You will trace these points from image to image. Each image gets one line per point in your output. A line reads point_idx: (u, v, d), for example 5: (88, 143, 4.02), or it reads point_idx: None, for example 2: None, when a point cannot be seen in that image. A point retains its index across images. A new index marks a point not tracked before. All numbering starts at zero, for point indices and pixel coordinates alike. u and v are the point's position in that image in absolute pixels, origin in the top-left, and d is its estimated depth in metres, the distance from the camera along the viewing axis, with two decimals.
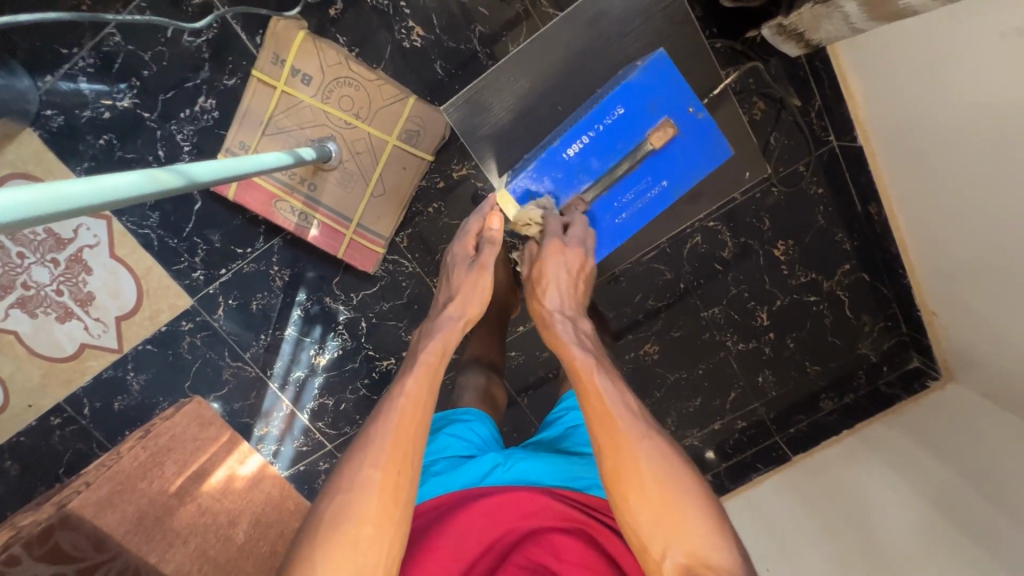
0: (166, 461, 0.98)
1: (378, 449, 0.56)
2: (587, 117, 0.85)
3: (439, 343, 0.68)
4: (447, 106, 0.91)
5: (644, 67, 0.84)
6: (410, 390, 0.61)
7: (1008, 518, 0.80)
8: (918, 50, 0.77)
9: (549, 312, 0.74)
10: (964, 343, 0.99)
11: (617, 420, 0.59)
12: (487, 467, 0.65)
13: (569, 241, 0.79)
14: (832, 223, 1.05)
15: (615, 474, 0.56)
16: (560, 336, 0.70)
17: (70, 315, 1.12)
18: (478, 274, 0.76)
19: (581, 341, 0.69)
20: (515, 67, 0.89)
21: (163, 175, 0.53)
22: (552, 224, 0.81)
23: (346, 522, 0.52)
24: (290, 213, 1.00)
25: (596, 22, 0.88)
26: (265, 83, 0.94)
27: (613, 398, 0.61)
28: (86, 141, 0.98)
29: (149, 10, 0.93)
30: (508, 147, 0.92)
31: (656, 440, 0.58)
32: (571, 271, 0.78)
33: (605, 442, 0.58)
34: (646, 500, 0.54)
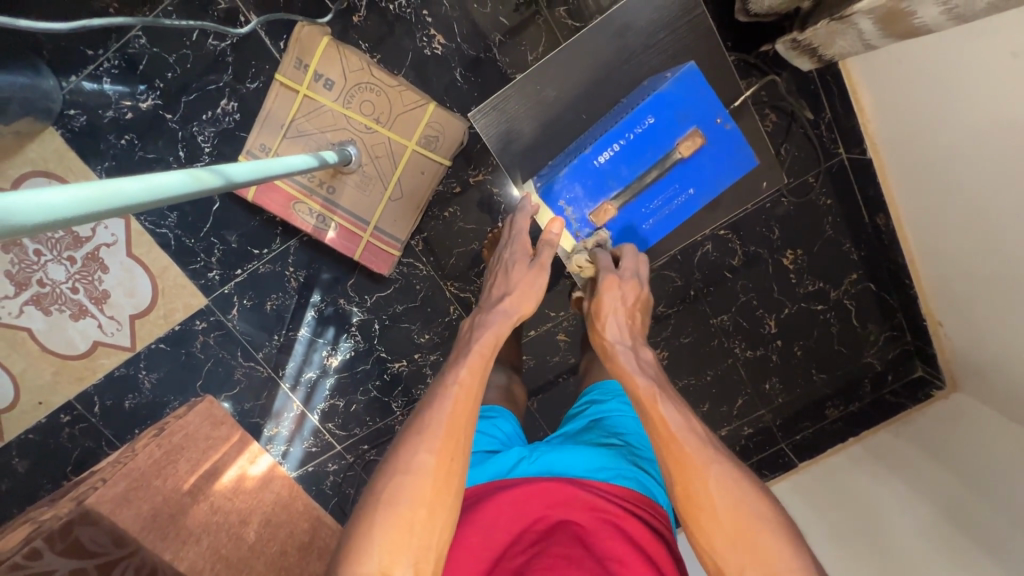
0: (179, 460, 0.99)
1: (433, 434, 0.58)
2: (619, 125, 0.86)
3: (492, 334, 0.71)
4: (474, 112, 0.92)
5: (676, 78, 0.84)
6: (463, 378, 0.63)
7: (1014, 523, 0.82)
8: (931, 66, 0.79)
9: (613, 344, 0.78)
10: (968, 352, 1.01)
11: (681, 445, 0.62)
12: (514, 460, 0.66)
13: (627, 277, 0.83)
14: (839, 233, 1.07)
15: (686, 499, 0.59)
16: (623, 364, 0.74)
17: (84, 313, 1.12)
18: (537, 272, 0.80)
19: (645, 369, 0.73)
20: (535, 76, 0.91)
21: (204, 176, 0.54)
22: (603, 261, 0.85)
23: (402, 502, 0.53)
24: (308, 215, 1.02)
25: (621, 33, 0.90)
26: (288, 86, 0.95)
27: (679, 425, 0.64)
28: (108, 140, 1.00)
29: (175, 13, 0.94)
30: (530, 154, 0.94)
31: (724, 463, 0.60)
32: (628, 302, 0.82)
33: (673, 467, 0.61)
34: (719, 528, 0.56)
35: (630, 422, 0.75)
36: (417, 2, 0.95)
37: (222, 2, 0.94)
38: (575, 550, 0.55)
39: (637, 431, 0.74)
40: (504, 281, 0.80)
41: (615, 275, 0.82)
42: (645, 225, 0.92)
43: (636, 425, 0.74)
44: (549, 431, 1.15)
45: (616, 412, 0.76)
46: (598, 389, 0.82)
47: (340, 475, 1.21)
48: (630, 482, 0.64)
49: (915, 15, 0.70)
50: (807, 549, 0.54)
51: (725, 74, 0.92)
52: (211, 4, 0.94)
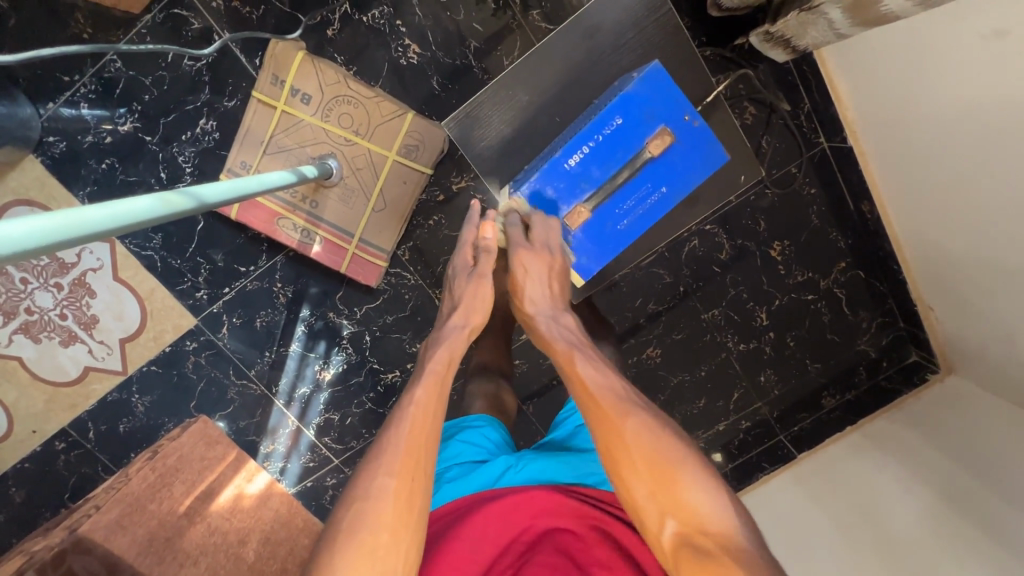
0: (174, 482, 0.99)
1: (390, 457, 0.57)
2: (587, 127, 0.87)
3: (446, 352, 0.70)
4: (447, 120, 0.93)
5: (642, 78, 0.85)
6: (419, 398, 0.63)
7: (1014, 506, 0.81)
8: (904, 52, 0.79)
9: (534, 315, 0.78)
10: (961, 335, 1.01)
11: (601, 400, 0.62)
12: (500, 469, 0.66)
13: (543, 249, 0.82)
14: (826, 222, 1.07)
15: (607, 451, 0.58)
16: (545, 334, 0.75)
17: (74, 339, 1.12)
18: (478, 284, 0.78)
19: (569, 335, 0.73)
20: (508, 81, 0.91)
21: (175, 199, 0.53)
22: (515, 232, 0.84)
23: (362, 529, 0.52)
24: (292, 230, 1.01)
25: (590, 34, 0.90)
26: (265, 103, 0.95)
27: (596, 381, 0.64)
28: (89, 165, 0.99)
29: (149, 36, 0.94)
30: (509, 158, 0.94)
31: (641, 414, 0.60)
32: (547, 274, 0.80)
33: (595, 422, 0.61)
34: (639, 477, 0.56)
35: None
36: (390, 13, 0.95)
37: (196, 22, 0.94)
38: (562, 561, 0.58)
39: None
40: (453, 297, 0.80)
41: (527, 248, 0.81)
42: (621, 225, 0.91)
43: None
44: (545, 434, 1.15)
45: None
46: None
47: (340, 489, 1.21)
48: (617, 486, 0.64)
49: (881, 2, 0.69)
50: (722, 486, 0.55)
51: (700, 70, 0.92)
52: (185, 24, 0.94)
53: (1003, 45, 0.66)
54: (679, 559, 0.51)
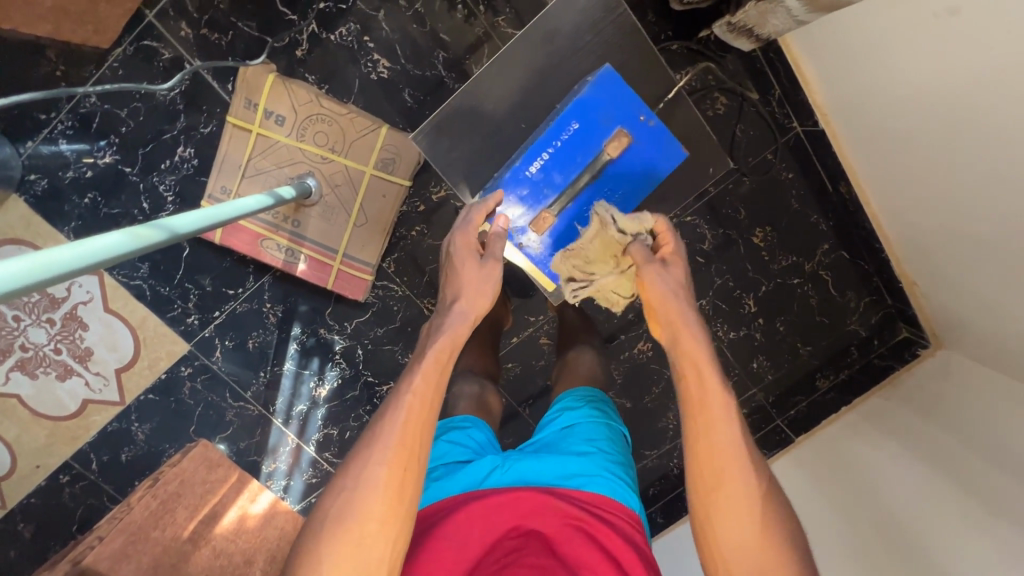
0: (177, 507, 1.01)
1: (382, 448, 0.56)
2: (545, 134, 0.85)
3: (449, 336, 0.65)
4: (416, 134, 0.91)
5: (594, 82, 0.83)
6: (417, 387, 0.59)
7: (1010, 478, 0.81)
8: (863, 35, 0.80)
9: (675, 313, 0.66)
10: (948, 310, 1.01)
11: (724, 438, 0.59)
12: (487, 469, 0.66)
13: (670, 256, 0.73)
14: (806, 206, 1.07)
15: (711, 486, 0.59)
16: (683, 340, 0.65)
17: (70, 373, 1.13)
18: (492, 269, 0.72)
19: (706, 345, 0.64)
20: (473, 90, 0.89)
21: (147, 232, 0.54)
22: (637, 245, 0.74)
23: (350, 518, 0.53)
24: (276, 250, 1.03)
25: (550, 39, 0.87)
26: (240, 127, 0.96)
27: (730, 429, 0.60)
28: (72, 201, 1.00)
29: (121, 69, 0.95)
30: (476, 168, 0.92)
31: (758, 477, 0.59)
32: (678, 285, 0.70)
33: (713, 470, 0.59)
34: (735, 524, 0.58)
35: (602, 427, 0.75)
36: (357, 30, 0.96)
37: (166, 52, 0.95)
38: (545, 560, 0.58)
39: (610, 435, 0.74)
40: (456, 280, 0.72)
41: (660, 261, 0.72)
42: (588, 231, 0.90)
43: (608, 430, 0.74)
44: None
45: (587, 417, 0.76)
46: (570, 396, 0.81)
47: None
48: (602, 487, 0.64)
49: None
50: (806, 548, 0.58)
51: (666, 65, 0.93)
52: (155, 55, 0.95)
53: (954, 23, 0.67)
54: None
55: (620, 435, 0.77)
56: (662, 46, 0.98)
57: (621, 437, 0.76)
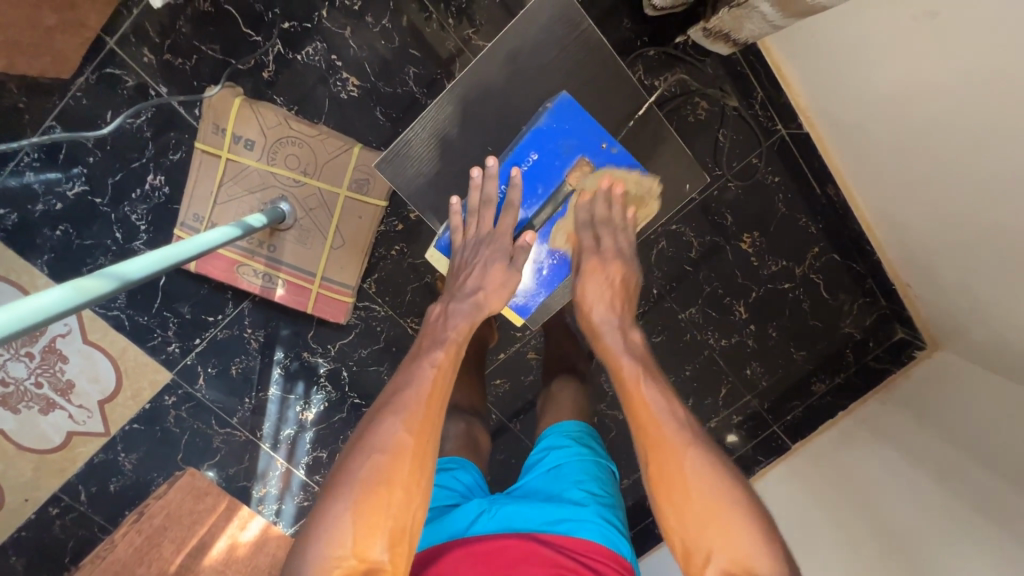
0: (163, 541, 1.02)
1: (411, 412, 0.58)
2: (503, 167, 0.81)
3: (465, 321, 0.71)
4: (378, 162, 0.86)
5: (552, 111, 0.78)
6: (439, 361, 0.64)
7: (1010, 487, 0.78)
8: (842, 38, 0.77)
9: (598, 324, 0.76)
10: (944, 311, 0.98)
11: (659, 426, 0.62)
12: (473, 515, 0.65)
13: (602, 257, 0.80)
14: (794, 209, 1.04)
15: (660, 480, 0.59)
16: (610, 346, 0.73)
17: (53, 406, 1.11)
18: (513, 274, 0.77)
19: (632, 350, 0.71)
20: (434, 116, 0.84)
21: (89, 283, 0.52)
22: (583, 236, 0.82)
23: (381, 480, 0.54)
24: (253, 276, 1.01)
25: (513, 57, 0.82)
26: (209, 153, 0.94)
27: (658, 406, 0.63)
28: (42, 234, 0.98)
29: (85, 98, 0.93)
30: (444, 192, 0.88)
31: (701, 450, 0.60)
32: (615, 285, 0.79)
33: (651, 447, 0.61)
34: (692, 514, 0.57)
35: (590, 467, 0.73)
36: (324, 48, 0.93)
37: (129, 79, 0.93)
38: None
39: (599, 476, 0.72)
40: (479, 273, 0.76)
41: (597, 258, 0.80)
42: (544, 268, 0.87)
43: (595, 468, 0.73)
44: None
45: (576, 456, 0.74)
46: (558, 431, 0.79)
47: None
48: (592, 533, 0.62)
49: None
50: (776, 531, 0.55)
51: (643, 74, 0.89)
52: (119, 82, 0.93)
53: (935, 27, 0.64)
54: None
55: (609, 474, 0.75)
56: (638, 52, 0.96)
57: (610, 476, 0.75)
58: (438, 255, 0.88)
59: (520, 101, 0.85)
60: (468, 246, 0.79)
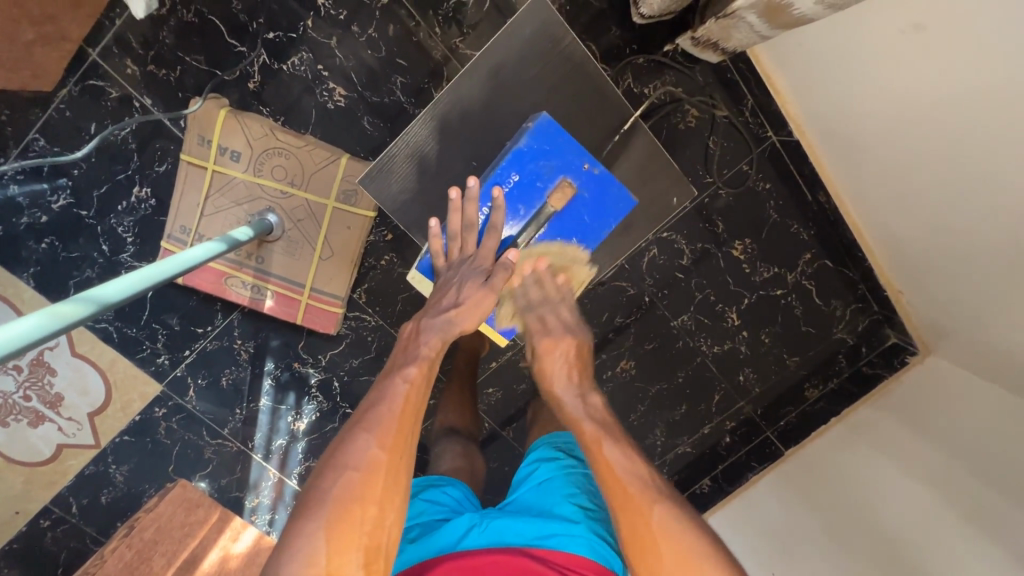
0: (154, 555, 1.01)
1: (384, 430, 0.57)
2: (484, 187, 0.80)
3: (438, 337, 0.69)
4: (362, 178, 0.85)
5: (531, 132, 0.78)
6: (411, 377, 0.62)
7: (1001, 496, 0.78)
8: (830, 49, 0.77)
9: (556, 388, 0.75)
10: (934, 317, 0.98)
11: (630, 490, 0.61)
12: (463, 529, 0.65)
13: (554, 335, 0.79)
14: (786, 216, 1.04)
15: (638, 546, 0.59)
16: (568, 409, 0.71)
17: (42, 419, 1.10)
18: (488, 292, 0.74)
19: (594, 413, 0.70)
20: (418, 132, 0.84)
21: (65, 308, 0.52)
22: (532, 322, 0.81)
23: (352, 499, 0.53)
24: (242, 288, 1.00)
25: (496, 73, 0.82)
26: (195, 164, 0.93)
27: (624, 465, 0.63)
28: (28, 247, 0.97)
29: (69, 110, 0.92)
30: (432, 206, 0.87)
31: (666, 501, 0.60)
32: (570, 358, 0.77)
33: (620, 510, 0.61)
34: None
35: (581, 480, 0.73)
36: (310, 58, 0.92)
37: (113, 91, 0.92)
38: None
39: (590, 489, 0.72)
40: (454, 291, 0.74)
41: (549, 337, 0.79)
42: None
43: (585, 481, 0.73)
44: None
45: (567, 469, 0.74)
46: (548, 443, 0.79)
47: None
48: (583, 548, 0.62)
49: (792, 7, 0.65)
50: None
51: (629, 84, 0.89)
52: (103, 94, 0.92)
53: (921, 39, 0.64)
54: None
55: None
56: (627, 60, 0.95)
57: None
58: (421, 276, 0.85)
59: (506, 113, 0.84)
60: (452, 267, 0.78)
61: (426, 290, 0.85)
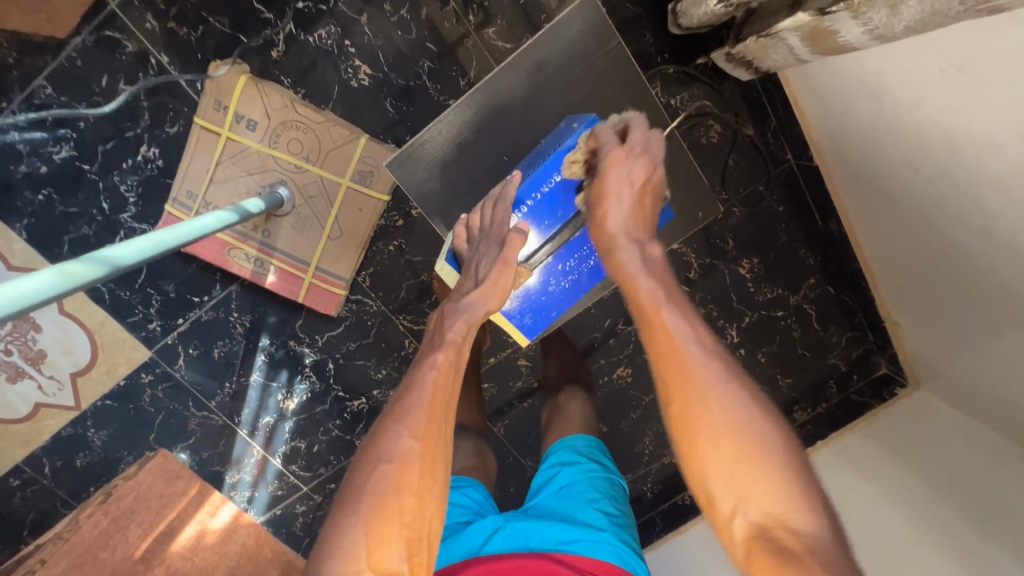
0: (130, 525, 0.98)
1: (415, 420, 0.56)
2: (525, 184, 0.76)
3: (464, 323, 0.67)
4: (389, 162, 0.85)
5: (579, 130, 0.75)
6: (439, 364, 0.62)
7: (975, 528, 0.80)
8: (866, 80, 0.76)
9: (615, 236, 0.67)
10: (927, 352, 0.99)
11: (687, 359, 0.55)
12: (487, 532, 0.67)
13: (630, 149, 0.69)
14: (795, 239, 1.06)
15: (686, 423, 0.54)
16: (625, 265, 0.64)
17: (22, 375, 1.06)
18: (502, 268, 0.70)
19: (649, 269, 0.63)
20: (452, 121, 0.84)
21: (77, 269, 0.50)
22: (609, 135, 0.71)
23: (388, 491, 0.52)
24: (244, 260, 0.98)
25: (532, 70, 0.83)
26: (208, 130, 0.92)
27: (679, 333, 0.57)
28: (24, 197, 0.93)
29: (80, 59, 0.89)
30: (455, 199, 0.87)
31: (728, 381, 0.54)
32: (637, 183, 0.68)
33: (670, 382, 0.55)
34: (720, 459, 0.52)
35: (603, 483, 0.75)
36: (337, 32, 0.90)
37: (129, 44, 0.89)
38: None
39: (610, 493, 0.74)
40: (475, 272, 0.72)
41: (624, 151, 0.69)
42: (554, 291, 0.84)
43: (604, 487, 0.75)
44: (519, 455, 1.14)
45: (588, 473, 0.76)
46: (567, 447, 0.81)
47: (310, 516, 1.16)
48: (608, 554, 0.63)
49: (838, 34, 0.66)
50: (818, 493, 0.49)
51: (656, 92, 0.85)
52: (118, 47, 0.89)
53: (964, 80, 0.63)
54: (752, 549, 0.49)
55: (619, 489, 0.78)
56: (657, 68, 0.95)
57: (620, 492, 0.77)
58: (448, 268, 0.85)
59: (536, 110, 0.84)
60: (473, 246, 0.77)
61: (452, 282, 0.84)
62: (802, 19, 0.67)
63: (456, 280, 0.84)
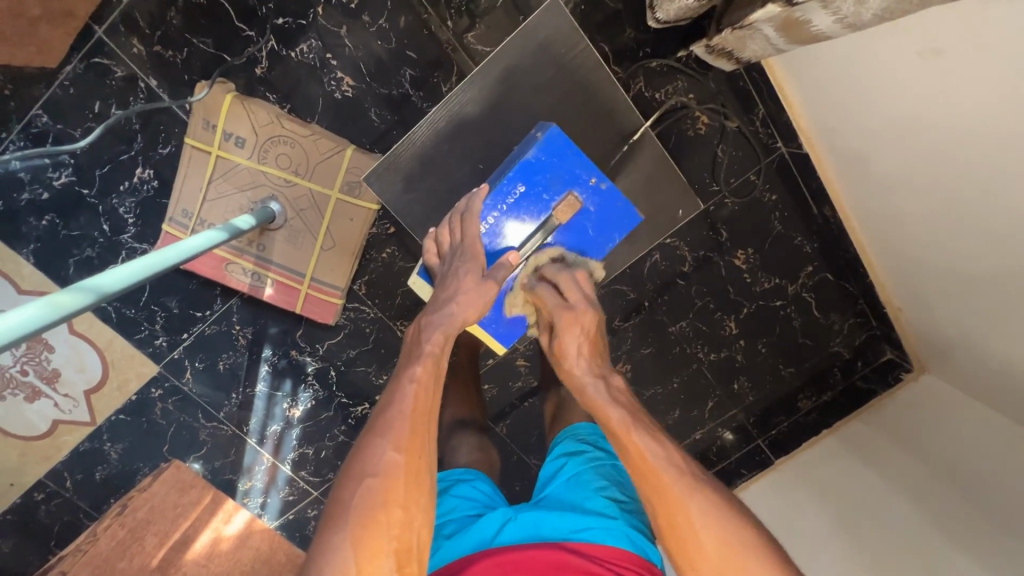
0: (145, 535, 1.02)
1: (398, 432, 0.57)
2: (490, 196, 0.79)
3: (442, 334, 0.68)
4: (369, 175, 0.86)
5: (541, 144, 0.77)
6: (418, 376, 0.62)
7: (987, 516, 0.79)
8: (844, 67, 0.75)
9: (580, 379, 0.69)
10: (931, 338, 0.97)
11: (666, 484, 0.58)
12: (498, 524, 0.67)
13: (575, 308, 0.73)
14: (790, 227, 1.03)
15: (672, 533, 0.57)
16: (594, 399, 0.67)
17: (39, 395, 1.10)
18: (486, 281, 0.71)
19: (616, 396, 0.67)
20: (428, 129, 0.84)
21: (64, 299, 0.52)
22: (546, 295, 0.75)
23: (375, 506, 0.53)
24: (242, 274, 1.01)
25: (508, 75, 0.83)
26: (199, 149, 0.93)
27: (657, 454, 0.60)
28: (28, 223, 0.96)
29: (73, 87, 0.91)
30: (442, 206, 0.88)
31: (705, 490, 0.58)
32: (587, 337, 0.72)
33: (656, 501, 0.58)
34: (711, 564, 0.55)
35: (609, 471, 0.76)
36: (319, 46, 0.91)
37: (119, 69, 0.91)
38: None
39: (617, 479, 0.75)
40: (453, 285, 0.72)
41: (570, 312, 0.72)
42: None
43: (610, 474, 0.75)
44: (522, 454, 1.15)
45: (594, 460, 0.77)
46: (573, 436, 0.82)
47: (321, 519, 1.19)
48: (619, 540, 0.64)
49: (810, 23, 0.66)
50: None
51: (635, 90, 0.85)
52: (108, 73, 0.91)
53: (941, 64, 0.62)
54: None
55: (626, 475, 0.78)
56: (640, 63, 0.94)
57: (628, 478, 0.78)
58: (421, 282, 0.87)
59: (517, 114, 0.84)
60: (446, 259, 0.77)
61: (426, 296, 0.86)
62: (772, 10, 0.66)
63: (429, 293, 0.86)
